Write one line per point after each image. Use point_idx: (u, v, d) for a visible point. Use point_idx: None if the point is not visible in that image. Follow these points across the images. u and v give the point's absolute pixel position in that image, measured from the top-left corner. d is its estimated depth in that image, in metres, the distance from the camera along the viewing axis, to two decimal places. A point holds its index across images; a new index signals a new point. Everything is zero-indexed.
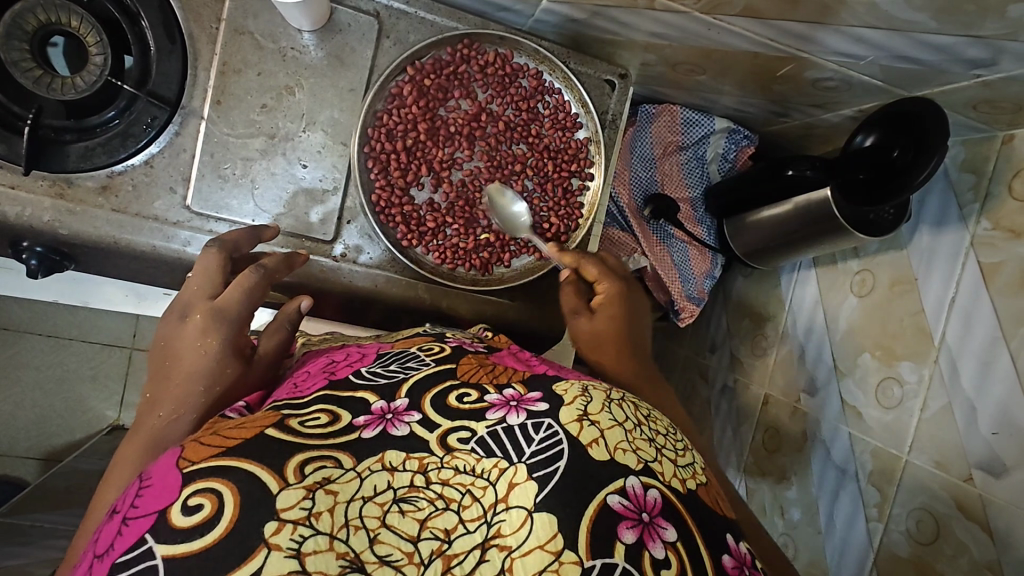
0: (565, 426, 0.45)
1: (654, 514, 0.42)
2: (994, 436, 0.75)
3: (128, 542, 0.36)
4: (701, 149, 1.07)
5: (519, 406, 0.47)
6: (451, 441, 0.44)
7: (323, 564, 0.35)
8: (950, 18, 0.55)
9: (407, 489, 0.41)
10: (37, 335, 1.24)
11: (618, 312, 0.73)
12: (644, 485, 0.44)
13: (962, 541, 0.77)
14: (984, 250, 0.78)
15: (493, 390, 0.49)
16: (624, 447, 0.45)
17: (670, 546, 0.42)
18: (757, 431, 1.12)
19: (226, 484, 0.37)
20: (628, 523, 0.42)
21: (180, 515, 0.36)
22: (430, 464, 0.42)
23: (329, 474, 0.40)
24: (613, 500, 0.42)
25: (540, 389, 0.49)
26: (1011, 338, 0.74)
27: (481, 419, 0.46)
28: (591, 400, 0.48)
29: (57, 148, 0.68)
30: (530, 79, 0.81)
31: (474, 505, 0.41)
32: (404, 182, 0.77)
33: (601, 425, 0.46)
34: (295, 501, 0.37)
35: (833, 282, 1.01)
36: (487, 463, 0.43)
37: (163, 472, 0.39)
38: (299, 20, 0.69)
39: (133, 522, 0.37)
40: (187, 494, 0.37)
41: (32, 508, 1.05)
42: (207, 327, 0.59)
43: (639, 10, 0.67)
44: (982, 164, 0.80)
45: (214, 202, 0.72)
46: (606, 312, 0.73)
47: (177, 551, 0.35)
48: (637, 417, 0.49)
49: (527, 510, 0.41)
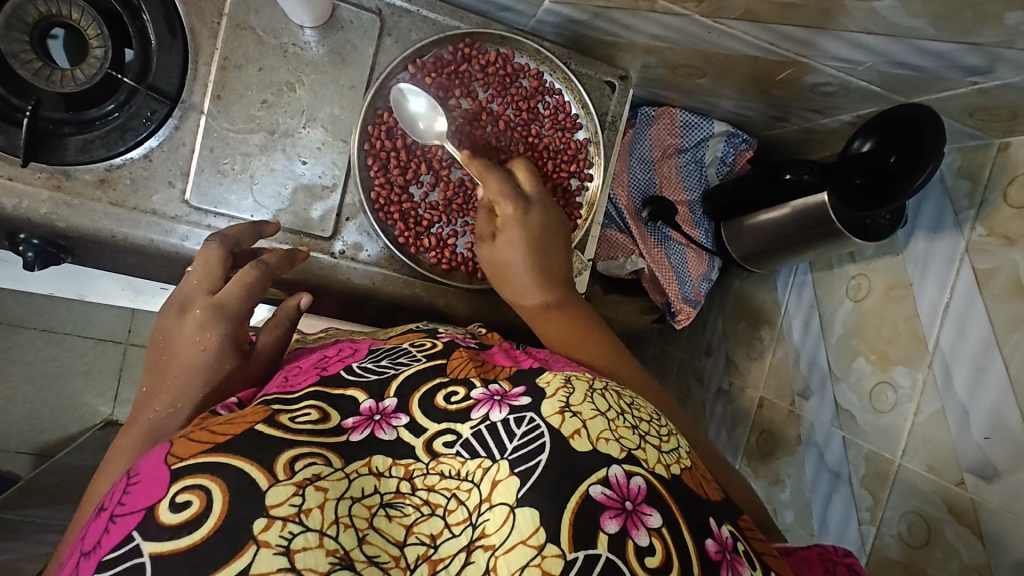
0: (547, 419, 0.45)
1: (638, 502, 0.43)
2: (987, 440, 0.75)
3: (115, 539, 0.36)
4: (699, 152, 1.07)
5: (503, 400, 0.47)
6: (436, 446, 0.45)
7: (313, 561, 0.35)
8: (948, 25, 0.55)
9: (394, 495, 0.42)
10: (31, 329, 1.23)
11: (517, 237, 0.71)
12: (627, 473, 0.44)
13: (952, 544, 0.78)
14: (978, 257, 0.79)
15: (478, 386, 0.49)
16: (606, 437, 0.45)
17: (655, 533, 0.42)
18: (752, 433, 1.12)
19: (215, 480, 0.37)
20: (610, 513, 0.42)
21: (168, 512, 0.36)
22: (415, 471, 0.43)
23: (319, 471, 0.40)
24: (595, 490, 0.42)
25: (524, 384, 0.49)
26: (1005, 343, 0.74)
27: (466, 419, 0.46)
28: (573, 391, 0.48)
29: (55, 140, 0.67)
30: (530, 79, 0.81)
31: (459, 508, 0.42)
32: (403, 180, 0.77)
33: (583, 416, 0.46)
34: (284, 498, 0.37)
35: (828, 287, 1.01)
36: (471, 465, 0.44)
37: (151, 468, 0.39)
38: (300, 16, 0.69)
39: (121, 519, 0.37)
40: (175, 490, 0.37)
41: (23, 503, 1.04)
42: (206, 322, 0.59)
43: (640, 12, 0.68)
44: (978, 171, 0.80)
45: (213, 197, 0.71)
46: (503, 238, 0.71)
47: (165, 548, 0.35)
48: (620, 405, 0.49)
49: (509, 506, 0.41)
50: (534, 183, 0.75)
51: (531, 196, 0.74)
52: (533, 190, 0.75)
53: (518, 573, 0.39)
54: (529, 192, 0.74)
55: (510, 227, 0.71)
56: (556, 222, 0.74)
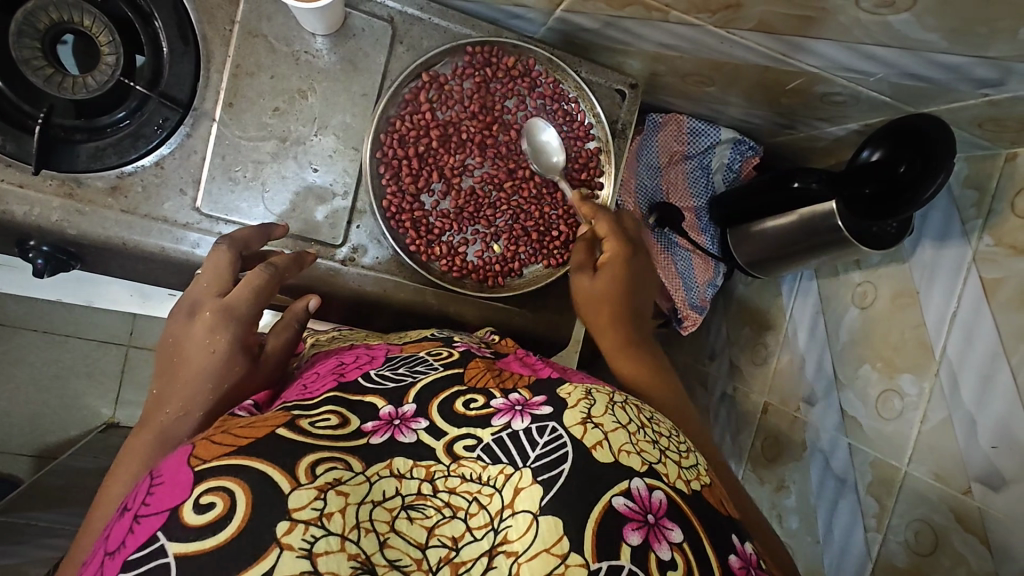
0: (569, 429, 0.46)
1: (660, 515, 0.43)
2: (994, 449, 0.76)
3: (140, 540, 0.36)
4: (706, 158, 1.07)
5: (524, 410, 0.48)
6: (457, 449, 0.44)
7: (335, 564, 0.36)
8: (962, 39, 0.55)
9: (415, 497, 0.42)
10: (34, 331, 1.23)
11: (620, 275, 0.71)
12: (648, 487, 0.44)
13: (960, 553, 0.79)
14: (985, 266, 0.79)
15: (499, 395, 0.49)
16: (628, 450, 0.46)
17: (676, 547, 0.42)
18: (756, 438, 1.13)
19: (238, 483, 0.37)
20: (633, 525, 0.42)
21: (192, 513, 0.36)
22: (436, 473, 0.43)
23: (340, 476, 0.40)
24: (618, 501, 0.43)
25: (544, 394, 0.50)
26: (1012, 353, 0.75)
27: (486, 425, 0.46)
28: (595, 403, 0.49)
29: (67, 147, 0.67)
30: (546, 88, 0.82)
31: (481, 512, 0.42)
32: (415, 188, 0.77)
33: (605, 428, 0.47)
34: (306, 502, 0.37)
35: (834, 293, 1.02)
36: (493, 470, 0.44)
37: (175, 470, 0.39)
38: (312, 24, 0.69)
39: (145, 519, 0.37)
40: (199, 492, 0.37)
41: (27, 506, 1.03)
42: (216, 325, 0.58)
43: (653, 21, 0.68)
44: (985, 181, 0.81)
45: (224, 204, 0.71)
46: (608, 273, 0.71)
47: (190, 548, 0.35)
48: (640, 419, 0.50)
49: (533, 514, 0.42)
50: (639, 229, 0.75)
51: (636, 240, 0.74)
52: (637, 234, 0.75)
53: None
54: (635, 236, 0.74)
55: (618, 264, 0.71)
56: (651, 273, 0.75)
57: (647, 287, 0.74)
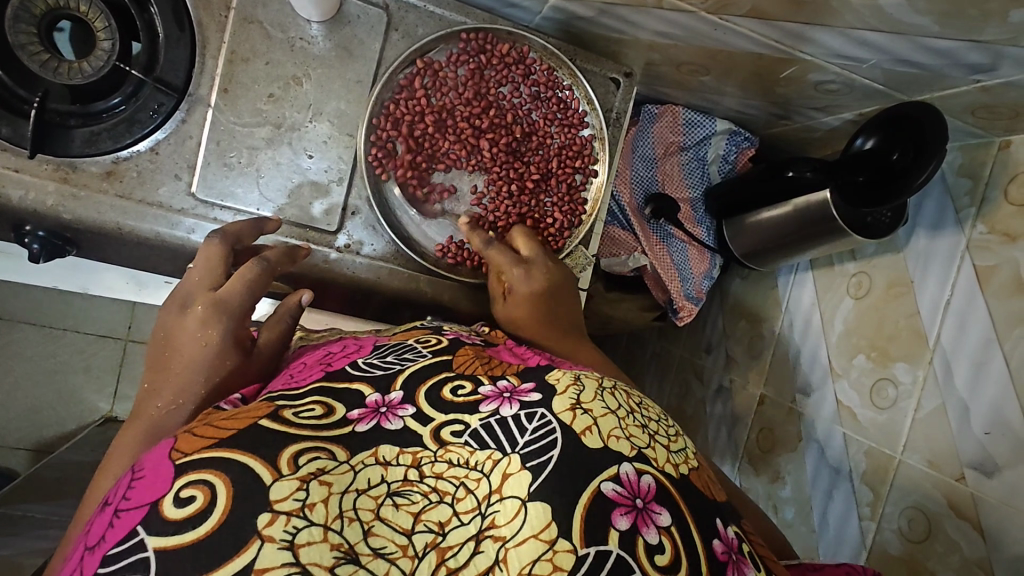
0: (558, 415, 0.46)
1: (648, 500, 0.43)
2: (987, 435, 0.76)
3: (120, 535, 0.36)
4: (701, 149, 1.08)
5: (512, 397, 0.48)
6: (444, 434, 0.44)
7: (317, 555, 0.36)
8: (952, 23, 0.56)
9: (400, 483, 0.41)
10: (30, 325, 1.23)
11: (529, 297, 0.74)
12: (637, 471, 0.45)
13: (953, 539, 0.79)
14: (978, 254, 0.80)
15: (487, 382, 0.49)
16: (617, 434, 0.46)
17: (665, 531, 0.43)
18: (751, 432, 1.13)
19: (219, 476, 0.38)
20: (622, 510, 0.42)
21: (172, 506, 0.36)
22: (423, 458, 0.43)
23: (324, 465, 0.40)
24: (607, 487, 0.43)
25: (533, 380, 0.50)
26: (1006, 338, 0.75)
27: (474, 411, 0.46)
28: (584, 389, 0.49)
29: (62, 131, 0.68)
30: (541, 74, 0.82)
31: (468, 497, 0.42)
32: (409, 174, 0.78)
33: (594, 413, 0.47)
34: (288, 493, 0.37)
35: (829, 283, 1.02)
36: (481, 455, 0.44)
37: (156, 462, 0.40)
38: (308, 10, 0.69)
39: (126, 514, 0.37)
40: (179, 486, 0.37)
41: (20, 498, 1.03)
42: (206, 318, 0.59)
43: (647, 8, 0.68)
44: (979, 170, 0.81)
45: (219, 189, 0.71)
46: (517, 299, 0.74)
47: (170, 542, 0.35)
48: (629, 404, 0.50)
49: (521, 501, 0.42)
50: (532, 247, 0.79)
51: (532, 259, 0.78)
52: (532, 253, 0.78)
53: (529, 566, 0.39)
54: (529, 256, 0.78)
55: (523, 290, 0.74)
56: (562, 280, 0.78)
57: (565, 295, 0.77)
